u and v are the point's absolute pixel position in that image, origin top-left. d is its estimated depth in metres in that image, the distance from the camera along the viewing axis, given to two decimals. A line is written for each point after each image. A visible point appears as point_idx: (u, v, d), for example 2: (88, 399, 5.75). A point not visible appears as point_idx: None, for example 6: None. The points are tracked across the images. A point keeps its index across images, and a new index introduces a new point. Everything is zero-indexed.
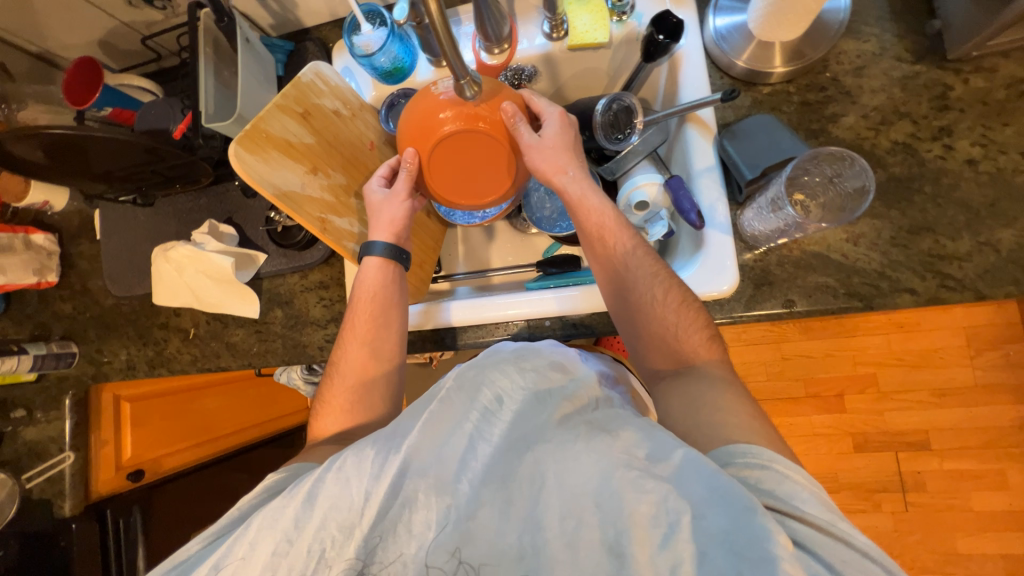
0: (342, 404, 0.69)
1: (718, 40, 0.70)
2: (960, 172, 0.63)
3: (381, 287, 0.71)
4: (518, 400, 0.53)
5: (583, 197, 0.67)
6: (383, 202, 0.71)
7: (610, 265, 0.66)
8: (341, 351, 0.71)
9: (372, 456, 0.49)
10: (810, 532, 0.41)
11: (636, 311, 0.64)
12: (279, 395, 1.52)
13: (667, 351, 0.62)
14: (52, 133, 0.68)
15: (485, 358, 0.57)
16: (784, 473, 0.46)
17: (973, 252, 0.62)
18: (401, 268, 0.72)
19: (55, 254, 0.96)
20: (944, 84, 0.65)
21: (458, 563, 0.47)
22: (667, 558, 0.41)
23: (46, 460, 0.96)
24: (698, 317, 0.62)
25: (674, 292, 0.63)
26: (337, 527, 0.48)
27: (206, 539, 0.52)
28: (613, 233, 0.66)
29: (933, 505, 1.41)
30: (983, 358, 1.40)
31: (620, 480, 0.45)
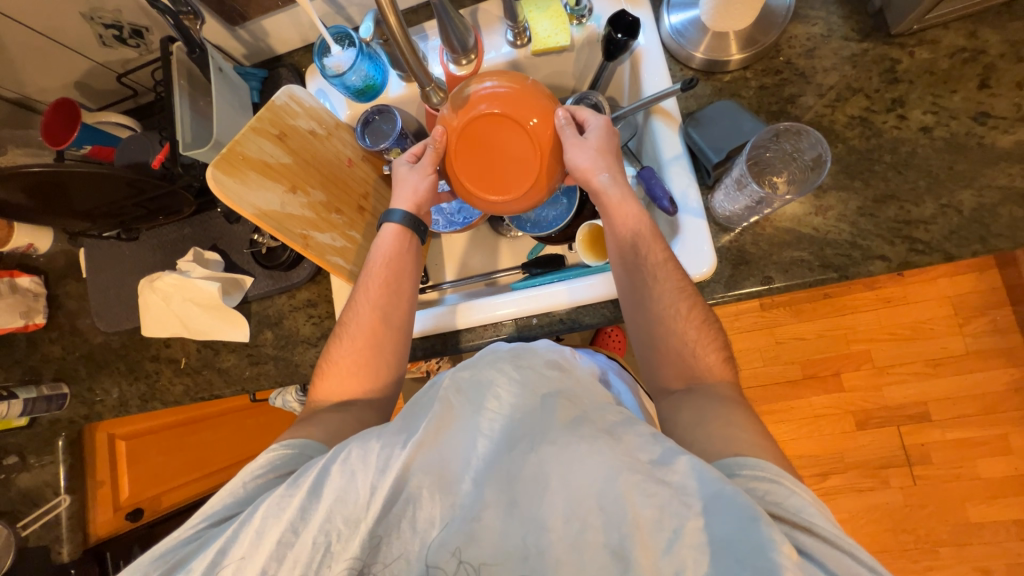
0: (349, 368, 0.69)
1: (675, 36, 0.72)
2: (915, 140, 0.66)
3: (397, 256, 0.73)
4: (518, 402, 0.52)
5: (622, 203, 0.67)
6: (405, 172, 0.73)
7: (638, 272, 0.66)
8: (352, 310, 0.71)
9: (377, 450, 0.50)
10: (821, 546, 0.41)
11: (656, 323, 0.64)
12: (277, 423, 1.48)
13: (679, 367, 0.63)
14: (31, 173, 0.69)
15: (481, 359, 0.56)
16: (792, 488, 0.47)
17: (937, 215, 0.64)
18: (418, 238, 0.75)
19: (41, 296, 0.96)
20: (891, 58, 0.68)
21: (459, 564, 0.47)
22: (671, 562, 0.42)
23: (42, 505, 0.95)
24: (715, 337, 0.64)
25: (697, 312, 0.64)
26: (342, 520, 0.48)
27: (210, 520, 0.52)
28: (647, 243, 0.66)
29: (940, 476, 1.41)
30: (971, 325, 1.43)
31: (624, 483, 0.44)
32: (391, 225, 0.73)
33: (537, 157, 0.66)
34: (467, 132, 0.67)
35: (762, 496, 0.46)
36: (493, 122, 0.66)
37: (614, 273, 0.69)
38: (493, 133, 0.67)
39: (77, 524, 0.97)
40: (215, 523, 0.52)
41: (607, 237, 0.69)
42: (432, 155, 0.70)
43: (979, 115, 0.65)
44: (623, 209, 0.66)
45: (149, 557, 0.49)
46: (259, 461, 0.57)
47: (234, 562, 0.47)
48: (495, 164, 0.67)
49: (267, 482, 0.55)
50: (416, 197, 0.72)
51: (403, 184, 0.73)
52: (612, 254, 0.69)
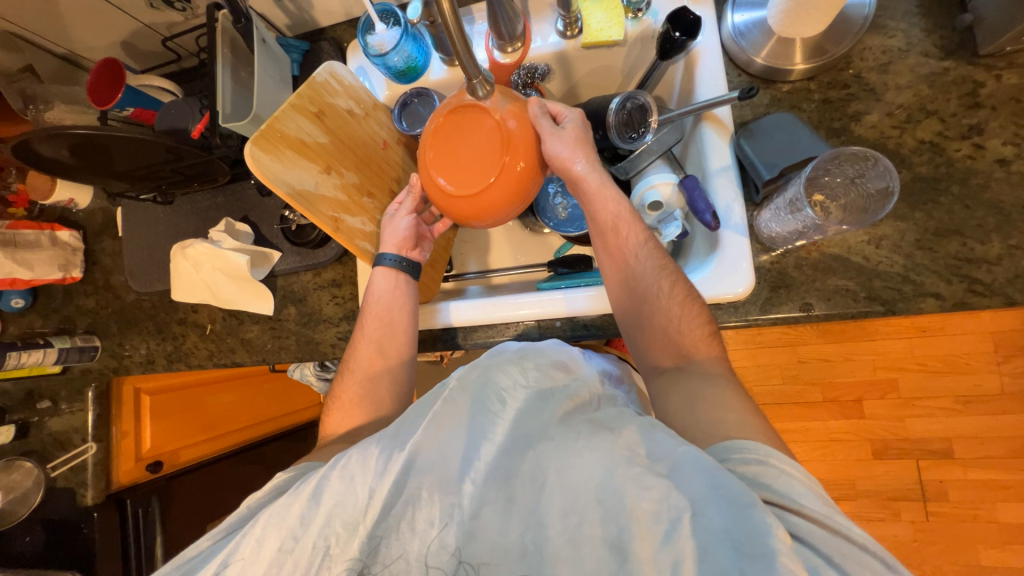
0: (352, 400, 0.71)
1: (736, 37, 0.68)
2: (990, 172, 0.61)
3: (391, 293, 0.73)
4: (519, 399, 0.53)
5: (602, 186, 0.66)
6: (388, 220, 0.75)
7: (620, 253, 0.66)
8: (353, 350, 0.74)
9: (377, 454, 0.50)
10: (811, 526, 0.41)
11: (642, 305, 0.64)
12: (293, 391, 1.51)
13: (668, 345, 0.63)
14: (76, 134, 0.70)
15: (488, 359, 0.56)
16: (781, 468, 0.46)
17: (1003, 256, 0.60)
18: (410, 278, 0.74)
19: (79, 250, 0.99)
20: (974, 80, 0.62)
21: (458, 563, 0.47)
22: (668, 556, 0.41)
23: (70, 450, 1.00)
24: (701, 311, 0.63)
25: (679, 287, 0.63)
26: (342, 523, 0.48)
27: (216, 536, 0.53)
28: (627, 225, 0.66)
29: (956, 515, 1.37)
30: (1011, 364, 1.35)
31: (622, 477, 0.45)
32: (382, 267, 0.74)
33: (491, 180, 0.60)
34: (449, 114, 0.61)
35: (749, 479, 0.46)
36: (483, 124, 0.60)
37: (599, 258, 0.69)
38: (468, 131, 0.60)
39: (102, 471, 1.01)
40: (222, 538, 0.53)
41: (589, 223, 0.69)
42: (411, 200, 0.75)
43: None
44: (604, 193, 0.66)
45: (162, 569, 0.50)
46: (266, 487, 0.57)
47: (236, 570, 0.48)
48: (455, 165, 0.61)
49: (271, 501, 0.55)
50: (400, 239, 0.74)
51: (388, 230, 0.75)
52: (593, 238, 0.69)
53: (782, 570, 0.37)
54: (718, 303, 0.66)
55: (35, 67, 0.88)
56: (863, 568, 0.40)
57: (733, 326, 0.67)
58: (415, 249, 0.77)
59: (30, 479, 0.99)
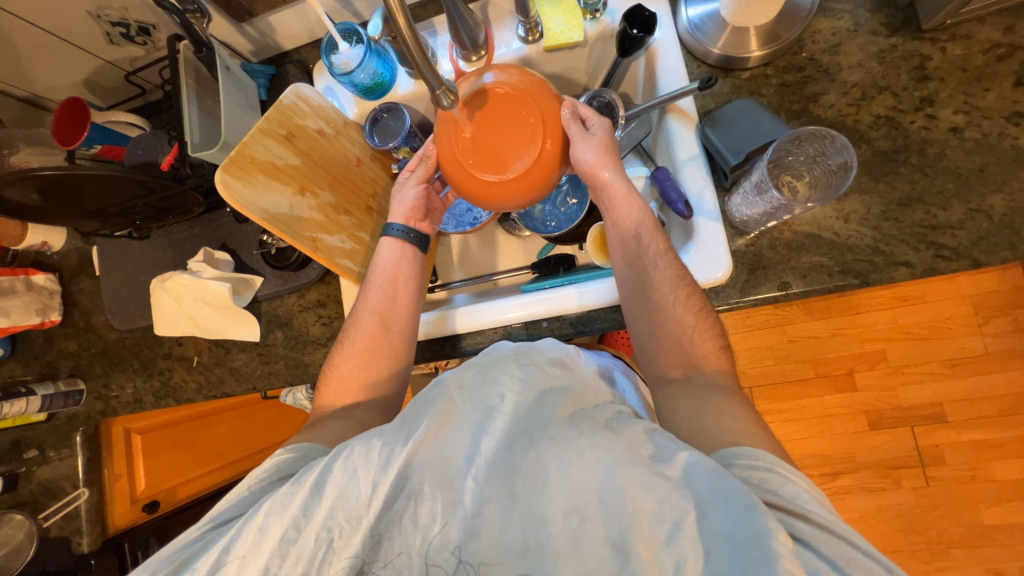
0: (350, 371, 0.71)
1: (692, 30, 0.70)
2: (945, 141, 0.63)
3: (396, 265, 0.75)
4: (519, 396, 0.52)
5: (628, 196, 0.68)
6: (397, 190, 0.76)
7: (640, 261, 0.67)
8: (353, 320, 0.73)
9: (379, 447, 0.50)
10: (815, 531, 0.42)
11: (657, 311, 0.65)
12: (288, 416, 1.48)
13: (678, 356, 0.64)
14: (43, 175, 0.69)
15: (486, 359, 0.56)
16: (786, 476, 0.47)
17: (965, 220, 0.62)
18: (418, 251, 0.77)
19: (56, 293, 0.98)
20: (921, 54, 0.65)
21: (458, 563, 0.47)
22: (671, 555, 0.42)
23: (61, 498, 0.97)
24: (713, 325, 0.64)
25: (695, 298, 0.64)
26: (345, 516, 0.48)
27: (211, 525, 0.52)
28: (648, 234, 0.67)
29: (954, 477, 1.39)
30: (991, 325, 1.39)
31: (625, 477, 0.45)
32: (389, 238, 0.76)
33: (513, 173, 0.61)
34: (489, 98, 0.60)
35: (756, 486, 0.47)
36: (517, 117, 0.60)
37: (616, 266, 0.69)
38: (505, 123, 0.60)
39: (97, 515, 0.99)
40: (218, 526, 0.52)
41: (609, 230, 0.70)
42: (422, 169, 0.75)
43: (1013, 115, 0.62)
44: (629, 202, 0.67)
45: (155, 559, 0.49)
46: (265, 466, 0.57)
47: (236, 561, 0.47)
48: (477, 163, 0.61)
49: (271, 486, 0.55)
50: (409, 210, 0.75)
51: (396, 199, 0.76)
52: (613, 245, 0.70)
53: (782, 573, 0.38)
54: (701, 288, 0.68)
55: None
56: (863, 571, 0.40)
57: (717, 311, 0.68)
58: (423, 220, 0.79)
59: (21, 531, 0.95)
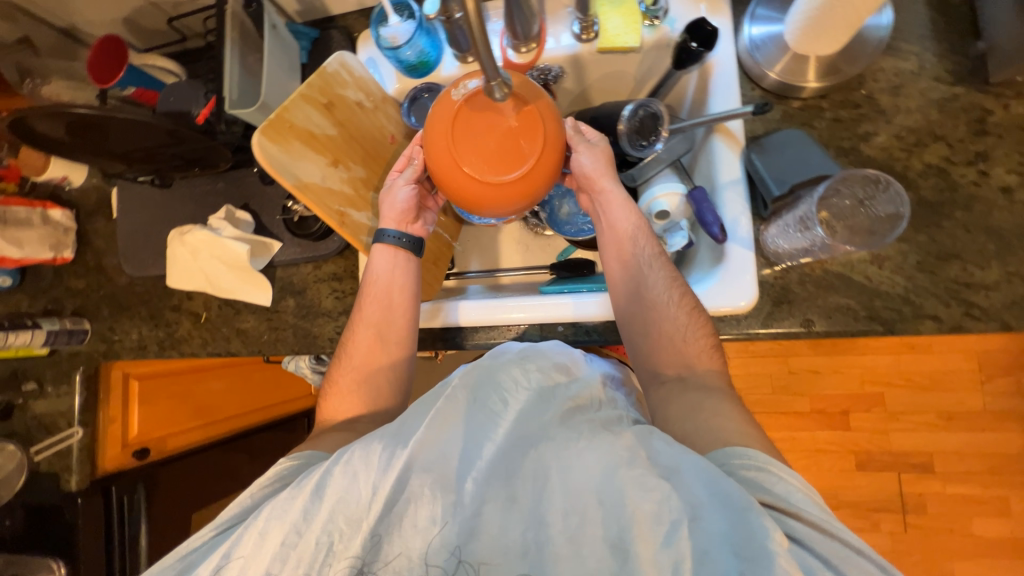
0: (348, 387, 0.71)
1: (751, 49, 0.68)
2: (993, 199, 0.62)
3: (391, 273, 0.72)
4: (521, 398, 0.53)
5: (626, 200, 0.69)
6: (387, 192, 0.72)
7: (634, 263, 0.68)
8: (350, 334, 0.73)
9: (379, 451, 0.50)
10: (809, 530, 0.42)
11: (650, 312, 0.65)
12: (285, 380, 1.46)
13: (673, 355, 0.64)
14: (74, 113, 0.67)
15: (490, 360, 0.57)
16: (780, 475, 0.47)
17: (1001, 282, 0.61)
18: (414, 257, 0.73)
19: (71, 231, 0.97)
20: (983, 108, 0.63)
21: (458, 563, 0.47)
22: (669, 557, 0.42)
23: (55, 434, 0.98)
24: (705, 322, 0.64)
25: (687, 298, 0.65)
26: (345, 520, 0.48)
27: (216, 529, 0.52)
28: (643, 239, 0.68)
29: (933, 528, 1.40)
30: (993, 384, 1.39)
31: (623, 477, 0.45)
32: (383, 245, 0.72)
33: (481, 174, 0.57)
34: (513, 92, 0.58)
35: (749, 485, 0.47)
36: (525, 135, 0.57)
37: (610, 268, 0.70)
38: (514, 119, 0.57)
39: (87, 455, 0.99)
40: (222, 531, 0.52)
41: (605, 232, 0.71)
42: (411, 169, 0.71)
43: None
44: (627, 205, 0.68)
45: (161, 565, 0.50)
46: (266, 477, 0.57)
47: (238, 562, 0.47)
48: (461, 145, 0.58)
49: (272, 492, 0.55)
50: (399, 214, 0.71)
51: (386, 202, 0.72)
52: (607, 248, 0.70)
53: (780, 574, 0.38)
54: (720, 315, 0.67)
55: (32, 39, 0.86)
56: (857, 570, 0.40)
57: (734, 338, 0.68)
58: (417, 222, 0.75)
59: (12, 462, 0.96)
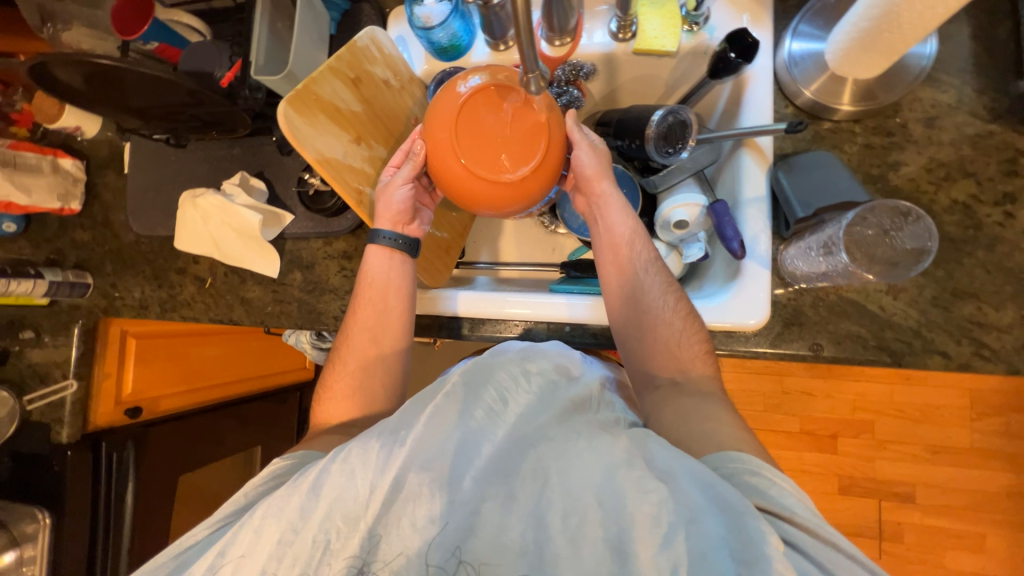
0: (344, 392, 0.70)
1: (790, 65, 0.67)
2: (1015, 242, 0.61)
3: (386, 276, 0.71)
4: (519, 395, 0.54)
5: (625, 204, 0.69)
6: (383, 189, 0.69)
7: (631, 267, 0.67)
8: (344, 338, 0.73)
9: (376, 449, 0.50)
10: (800, 533, 0.43)
11: (643, 317, 0.65)
12: (281, 351, 1.46)
13: (668, 359, 0.64)
14: (96, 62, 0.65)
15: (489, 358, 0.58)
16: (773, 479, 0.48)
17: (1014, 324, 0.61)
18: (407, 256, 0.72)
19: (80, 182, 0.95)
20: (1016, 148, 0.63)
21: (458, 562, 0.46)
22: (668, 558, 0.42)
23: (49, 385, 0.97)
24: (700, 330, 0.64)
25: (682, 305, 0.65)
26: (342, 517, 0.48)
27: (214, 525, 0.54)
28: (639, 244, 0.68)
29: (908, 557, 1.42)
30: (983, 422, 1.40)
31: (623, 478, 0.46)
32: (378, 245, 0.71)
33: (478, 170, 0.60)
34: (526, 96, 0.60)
35: (745, 489, 0.48)
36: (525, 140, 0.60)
37: (604, 271, 0.69)
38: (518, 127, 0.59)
39: (80, 409, 0.98)
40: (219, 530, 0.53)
41: (602, 235, 0.70)
42: (410, 167, 0.68)
43: None
44: (626, 209, 0.69)
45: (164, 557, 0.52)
46: (258, 480, 0.58)
47: (234, 560, 0.48)
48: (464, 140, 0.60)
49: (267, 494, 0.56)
50: (395, 214, 0.69)
51: (382, 200, 0.69)
52: (602, 250, 0.70)
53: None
54: (728, 330, 0.67)
55: None
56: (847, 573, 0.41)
57: (740, 355, 0.68)
58: (413, 222, 0.73)
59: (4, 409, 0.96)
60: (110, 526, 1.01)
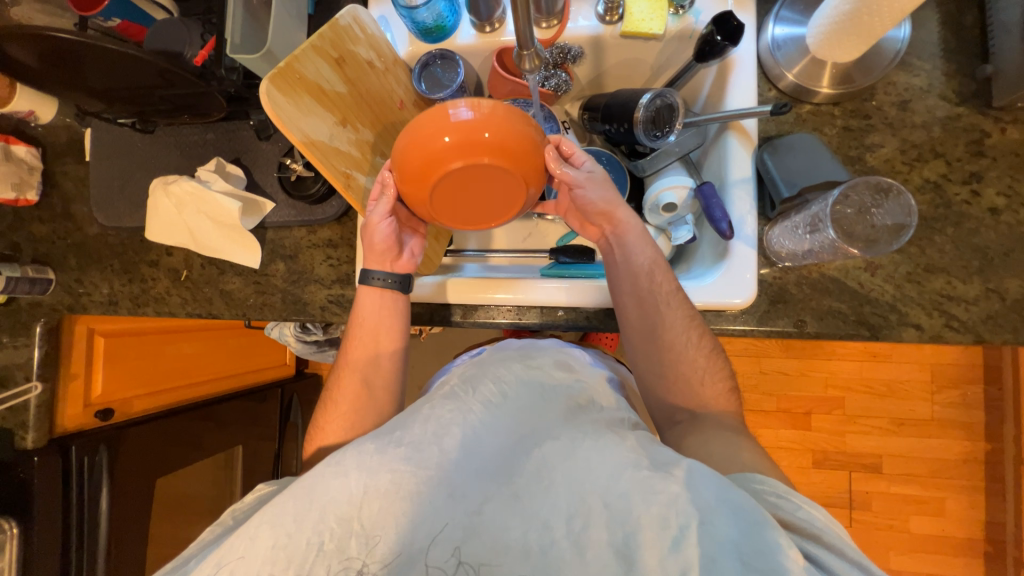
0: (336, 432, 0.69)
1: (773, 49, 0.69)
2: (981, 219, 0.65)
3: (378, 313, 0.72)
4: (515, 386, 0.60)
5: (642, 233, 0.69)
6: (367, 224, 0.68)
7: (651, 301, 0.66)
8: (335, 380, 0.72)
9: (371, 451, 0.51)
10: (831, 557, 0.42)
11: (669, 351, 0.66)
12: (259, 348, 1.45)
13: (687, 396, 0.66)
14: (58, 36, 0.61)
15: (489, 360, 0.66)
16: (800, 502, 0.48)
17: (980, 297, 0.64)
18: (403, 295, 0.72)
19: (37, 170, 0.89)
20: (982, 130, 0.66)
21: (458, 563, 0.45)
22: (677, 561, 0.42)
23: (10, 388, 0.91)
24: (722, 367, 0.67)
25: (706, 340, 0.66)
26: (335, 519, 0.47)
27: (207, 540, 0.53)
28: (660, 275, 0.67)
29: (874, 523, 1.51)
30: (943, 394, 1.48)
31: (631, 479, 0.46)
32: (368, 286, 0.71)
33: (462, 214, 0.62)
34: (508, 127, 0.56)
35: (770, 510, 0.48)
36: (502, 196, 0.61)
37: (624, 304, 0.68)
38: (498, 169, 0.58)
39: (46, 412, 0.93)
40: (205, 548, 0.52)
41: (623, 266, 0.68)
42: (387, 202, 0.67)
43: None
44: (645, 239, 0.68)
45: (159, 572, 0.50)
46: (246, 501, 0.57)
47: (231, 562, 0.46)
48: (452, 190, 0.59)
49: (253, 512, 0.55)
50: (379, 255, 0.69)
51: (366, 237, 0.69)
52: (622, 283, 0.68)
53: None
54: (715, 310, 0.69)
55: None
56: None
57: (729, 333, 0.69)
58: (400, 257, 0.72)
59: None
60: (85, 534, 0.96)
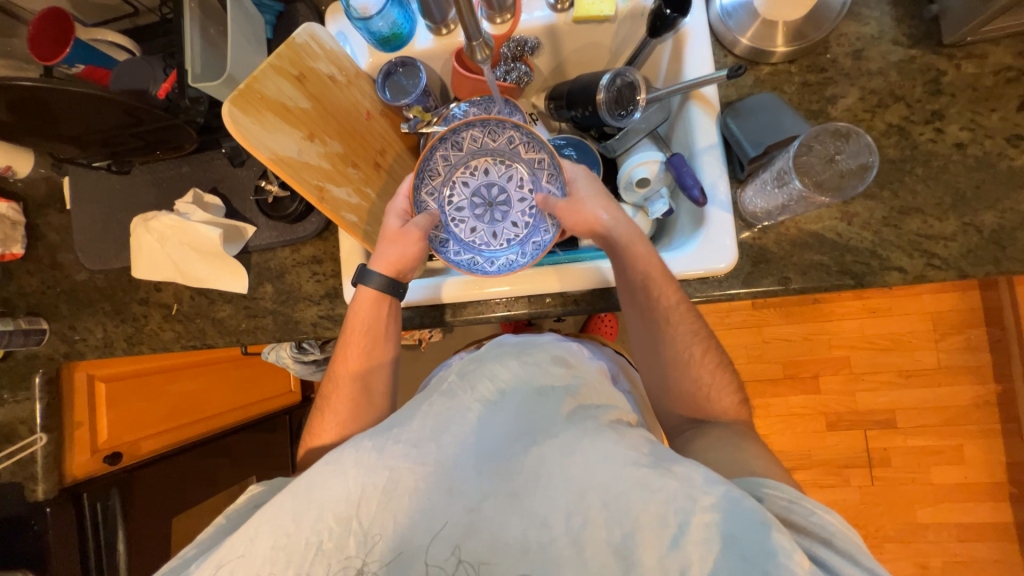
0: (334, 441, 0.69)
1: (723, 17, 0.70)
2: (948, 155, 0.66)
3: (377, 320, 0.72)
4: (517, 385, 0.59)
5: (635, 242, 0.67)
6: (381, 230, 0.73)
7: (652, 314, 0.66)
8: (331, 386, 0.73)
9: (368, 448, 0.51)
10: (838, 559, 0.43)
11: (675, 366, 0.67)
12: (263, 377, 1.45)
13: (693, 408, 0.66)
14: (19, 84, 0.61)
15: (487, 356, 0.65)
16: (813, 507, 0.46)
17: (958, 232, 0.65)
18: (395, 300, 0.72)
19: (20, 225, 0.90)
20: (937, 69, 0.67)
21: (458, 562, 0.46)
22: (677, 559, 0.42)
23: (16, 442, 0.91)
24: (730, 380, 0.67)
25: (711, 355, 0.67)
26: (334, 518, 0.48)
27: (205, 540, 0.53)
28: (658, 285, 0.66)
29: (896, 479, 1.50)
30: (947, 341, 1.48)
31: (632, 479, 0.46)
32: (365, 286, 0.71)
33: None
34: None
35: (780, 516, 0.47)
36: None
37: (629, 316, 0.69)
38: None
39: (53, 463, 0.92)
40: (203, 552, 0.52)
41: (620, 279, 0.68)
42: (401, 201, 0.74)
43: (1013, 138, 0.64)
44: (638, 252, 0.66)
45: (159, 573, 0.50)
46: (240, 500, 0.57)
47: (232, 561, 0.47)
48: None
49: (251, 512, 0.55)
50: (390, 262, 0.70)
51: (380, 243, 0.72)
52: (623, 294, 0.69)
53: None
54: (702, 277, 0.69)
55: None
56: None
57: (716, 299, 0.70)
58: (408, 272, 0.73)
59: None
60: None
